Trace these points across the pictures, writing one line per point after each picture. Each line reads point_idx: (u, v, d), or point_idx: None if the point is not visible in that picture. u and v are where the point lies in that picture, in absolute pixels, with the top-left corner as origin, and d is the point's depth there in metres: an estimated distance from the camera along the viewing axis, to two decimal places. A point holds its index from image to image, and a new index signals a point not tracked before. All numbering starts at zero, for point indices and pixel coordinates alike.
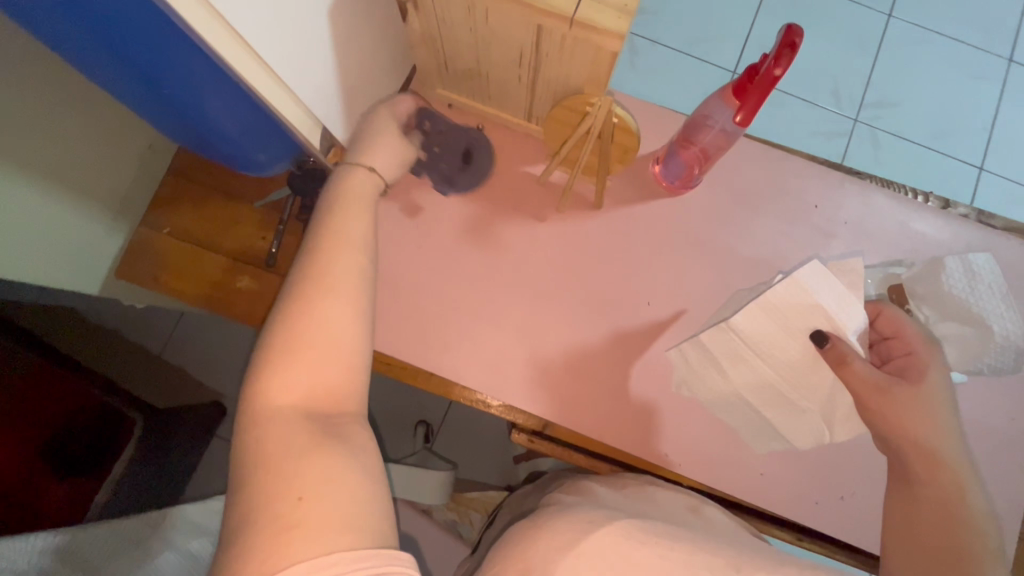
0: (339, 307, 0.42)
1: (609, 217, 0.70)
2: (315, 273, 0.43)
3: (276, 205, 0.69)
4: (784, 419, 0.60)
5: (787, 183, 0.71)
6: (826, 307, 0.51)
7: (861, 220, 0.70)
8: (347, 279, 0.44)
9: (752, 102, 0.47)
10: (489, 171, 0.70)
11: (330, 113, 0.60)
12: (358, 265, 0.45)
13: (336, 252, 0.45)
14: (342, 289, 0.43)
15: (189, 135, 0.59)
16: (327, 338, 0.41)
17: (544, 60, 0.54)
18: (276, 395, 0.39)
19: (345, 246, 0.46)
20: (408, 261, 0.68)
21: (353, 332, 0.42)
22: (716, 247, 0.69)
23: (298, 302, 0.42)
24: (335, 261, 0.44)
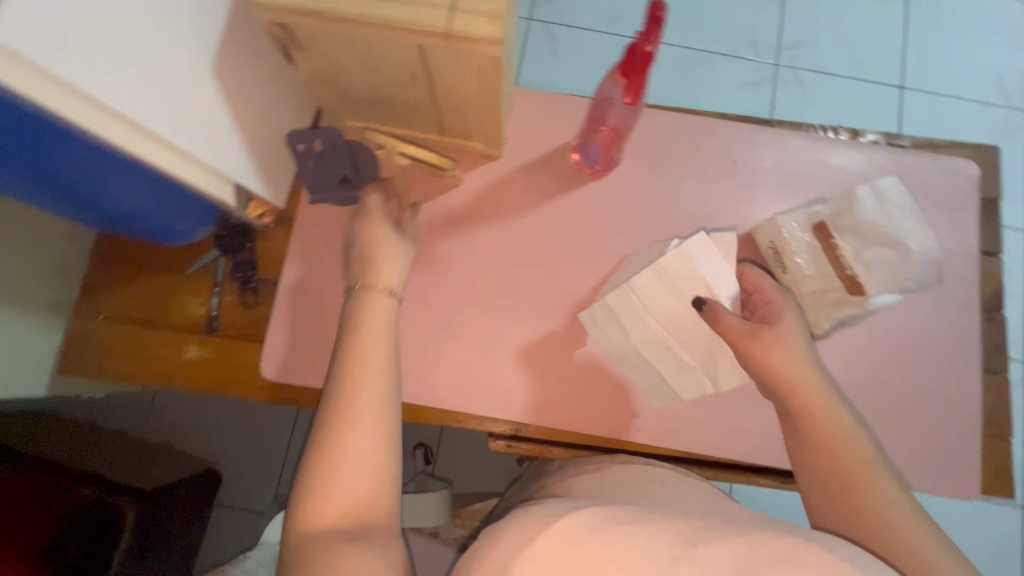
0: (367, 396, 0.47)
1: (541, 210, 0.70)
2: (355, 366, 0.48)
3: (210, 267, 0.68)
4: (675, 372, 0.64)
5: (706, 146, 0.72)
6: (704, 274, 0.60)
7: (781, 167, 0.72)
8: (378, 334, 0.51)
9: (637, 80, 0.48)
10: (416, 189, 0.70)
11: (243, 172, 0.60)
12: (382, 350, 0.50)
13: (367, 344, 0.50)
14: (368, 355, 0.49)
15: (99, 218, 0.57)
16: (366, 432, 0.46)
17: (435, 75, 0.55)
18: (314, 525, 0.43)
19: (375, 344, 0.51)
20: None
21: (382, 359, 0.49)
22: (651, 221, 0.70)
23: (331, 399, 0.47)
24: (365, 347, 0.50)
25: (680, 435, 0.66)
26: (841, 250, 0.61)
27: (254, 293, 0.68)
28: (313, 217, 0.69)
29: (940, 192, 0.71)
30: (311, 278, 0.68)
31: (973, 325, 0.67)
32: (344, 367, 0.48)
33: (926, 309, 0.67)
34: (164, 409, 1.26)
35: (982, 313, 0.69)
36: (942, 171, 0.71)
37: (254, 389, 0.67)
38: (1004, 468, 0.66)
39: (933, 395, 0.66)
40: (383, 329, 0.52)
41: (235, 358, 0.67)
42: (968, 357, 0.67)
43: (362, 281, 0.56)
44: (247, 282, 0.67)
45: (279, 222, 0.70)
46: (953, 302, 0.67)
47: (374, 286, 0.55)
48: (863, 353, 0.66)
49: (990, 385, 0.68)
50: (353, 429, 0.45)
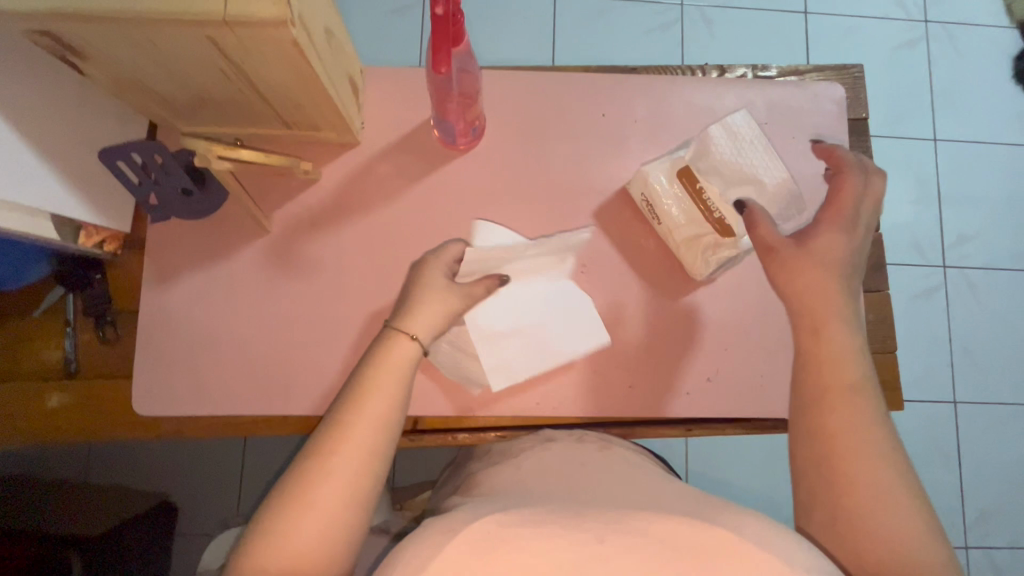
0: (348, 464, 0.43)
1: (409, 195, 0.67)
2: (354, 407, 0.46)
3: (59, 306, 0.63)
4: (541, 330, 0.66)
5: (573, 103, 0.70)
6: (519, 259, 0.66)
7: (651, 115, 0.70)
8: (388, 391, 0.48)
9: (442, 47, 0.48)
10: (272, 191, 0.66)
11: (64, 203, 0.55)
12: (388, 407, 0.47)
13: (372, 392, 0.47)
14: (358, 443, 0.44)
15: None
16: (340, 486, 0.43)
17: (244, 69, 0.50)
18: (258, 572, 0.40)
19: (386, 390, 0.48)
20: (220, 315, 0.64)
21: (383, 442, 0.46)
22: (526, 190, 0.68)
23: (322, 444, 0.44)
24: (369, 401, 0.46)
25: (581, 403, 0.66)
26: (707, 193, 0.60)
27: (113, 327, 0.63)
28: (163, 238, 0.64)
29: (808, 121, 0.71)
30: (174, 302, 0.64)
31: None
32: (340, 416, 0.45)
33: None
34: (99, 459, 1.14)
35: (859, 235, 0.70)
36: (807, 99, 0.71)
37: (130, 428, 0.63)
38: (894, 382, 0.67)
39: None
40: (400, 380, 0.49)
41: (103, 399, 0.63)
42: None
43: (386, 322, 0.52)
44: (102, 317, 0.63)
45: (129, 247, 0.65)
46: None
47: (398, 330, 0.51)
48: (742, 293, 0.67)
49: (875, 305, 0.69)
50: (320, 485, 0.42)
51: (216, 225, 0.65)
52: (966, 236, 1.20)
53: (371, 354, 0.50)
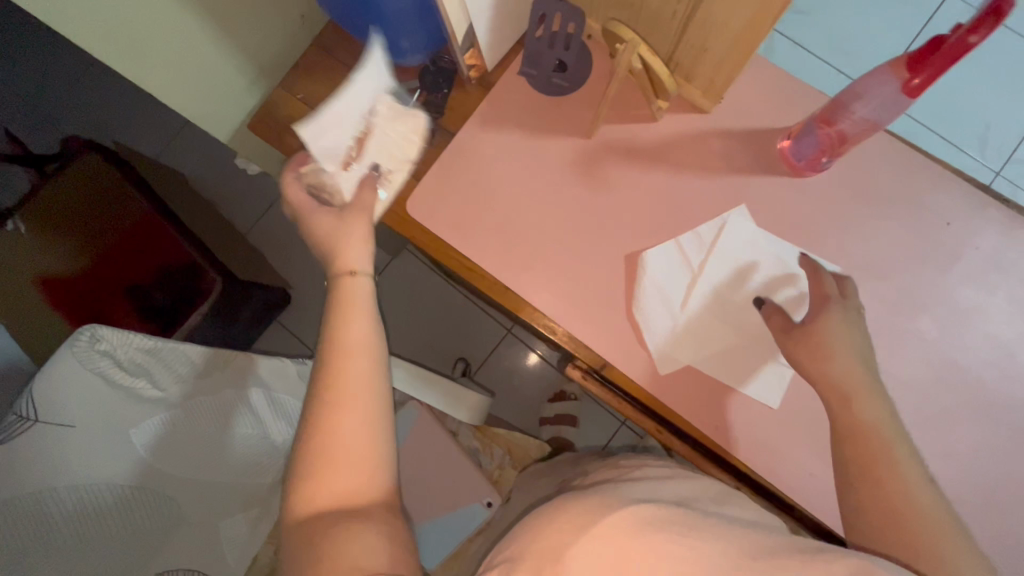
0: (357, 366, 0.52)
1: (722, 180, 0.67)
2: (336, 324, 0.53)
3: (405, 95, 0.72)
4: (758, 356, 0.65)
5: (924, 195, 0.66)
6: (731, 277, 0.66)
7: (994, 253, 0.64)
8: (359, 320, 0.54)
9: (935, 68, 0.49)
10: (613, 108, 0.69)
11: (482, 15, 0.60)
12: (367, 334, 0.54)
13: (350, 321, 0.54)
14: (353, 363, 0.52)
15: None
16: (351, 412, 0.49)
17: None
18: (304, 511, 0.46)
19: (362, 318, 0.54)
20: (510, 177, 0.69)
21: (366, 359, 0.52)
22: (827, 242, 0.66)
23: (323, 372, 0.51)
24: (353, 327, 0.53)
25: (750, 454, 0.64)
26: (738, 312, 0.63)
27: (430, 134, 0.71)
28: (510, 92, 0.70)
29: None
30: (485, 145, 0.70)
31: None
32: (329, 346, 0.52)
33: None
34: (276, 212, 1.37)
35: None
36: None
37: (391, 217, 0.71)
38: None
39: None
40: (364, 315, 0.55)
41: None
42: None
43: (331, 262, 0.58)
44: (429, 122, 0.71)
45: (479, 82, 0.72)
46: None
47: (340, 269, 0.57)
48: (969, 469, 0.62)
49: None
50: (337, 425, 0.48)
51: (555, 106, 0.69)
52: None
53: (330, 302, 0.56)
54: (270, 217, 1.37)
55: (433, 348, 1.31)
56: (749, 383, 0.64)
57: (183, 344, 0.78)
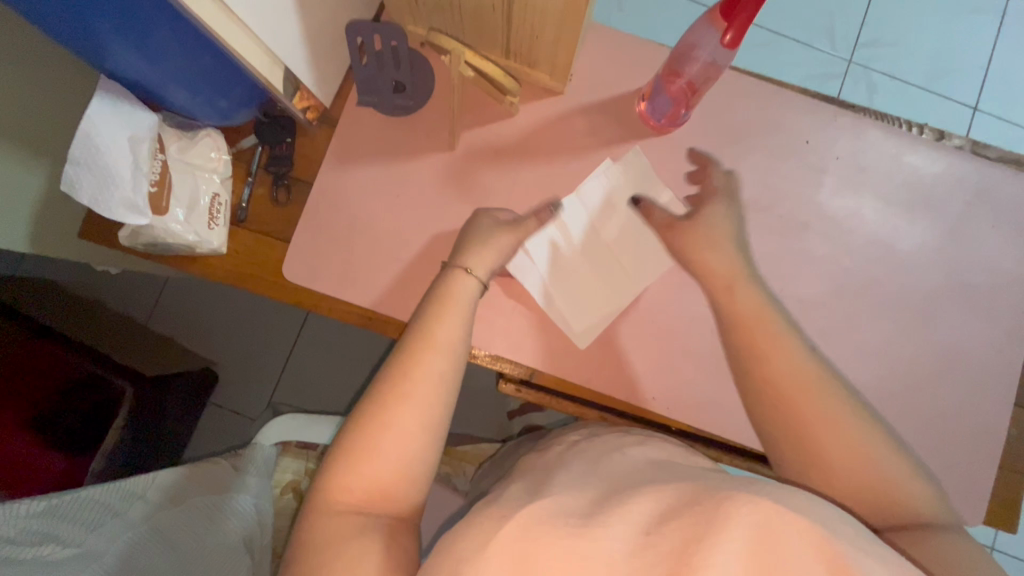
0: (422, 390, 0.47)
1: (593, 155, 0.67)
2: (421, 339, 0.49)
3: (245, 155, 0.65)
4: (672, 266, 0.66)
5: (780, 119, 0.68)
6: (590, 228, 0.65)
7: (854, 157, 0.68)
8: (451, 324, 0.51)
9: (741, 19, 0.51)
10: (467, 112, 0.66)
11: (294, 55, 0.56)
12: (455, 335, 0.51)
13: (444, 320, 0.51)
14: (430, 363, 0.48)
15: (116, 76, 0.52)
16: (415, 410, 0.46)
17: None
18: (341, 496, 0.45)
19: (449, 331, 0.51)
20: (383, 211, 0.65)
21: (445, 357, 0.49)
22: (706, 188, 0.67)
23: (399, 369, 0.48)
24: (441, 328, 0.50)
25: (692, 411, 0.65)
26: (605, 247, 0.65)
27: (285, 190, 0.65)
28: (357, 125, 0.65)
29: (1011, 213, 0.67)
30: (348, 185, 0.65)
31: (1015, 357, 0.65)
32: (409, 344, 0.49)
33: (966, 326, 0.66)
34: (172, 294, 1.28)
35: None
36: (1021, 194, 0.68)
37: (273, 288, 0.65)
38: (1012, 504, 0.64)
39: (957, 417, 0.65)
40: (457, 317, 0.52)
41: (257, 254, 0.65)
42: (1000, 385, 0.65)
43: (449, 261, 0.56)
44: (280, 178, 0.65)
45: (320, 121, 0.66)
46: (1000, 328, 0.66)
47: (456, 265, 0.55)
48: (885, 361, 0.65)
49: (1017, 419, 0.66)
50: (414, 393, 0.46)
51: (407, 126, 0.66)
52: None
53: (430, 301, 0.53)
54: (168, 301, 1.28)
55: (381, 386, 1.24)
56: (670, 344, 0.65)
57: (81, 490, 0.69)
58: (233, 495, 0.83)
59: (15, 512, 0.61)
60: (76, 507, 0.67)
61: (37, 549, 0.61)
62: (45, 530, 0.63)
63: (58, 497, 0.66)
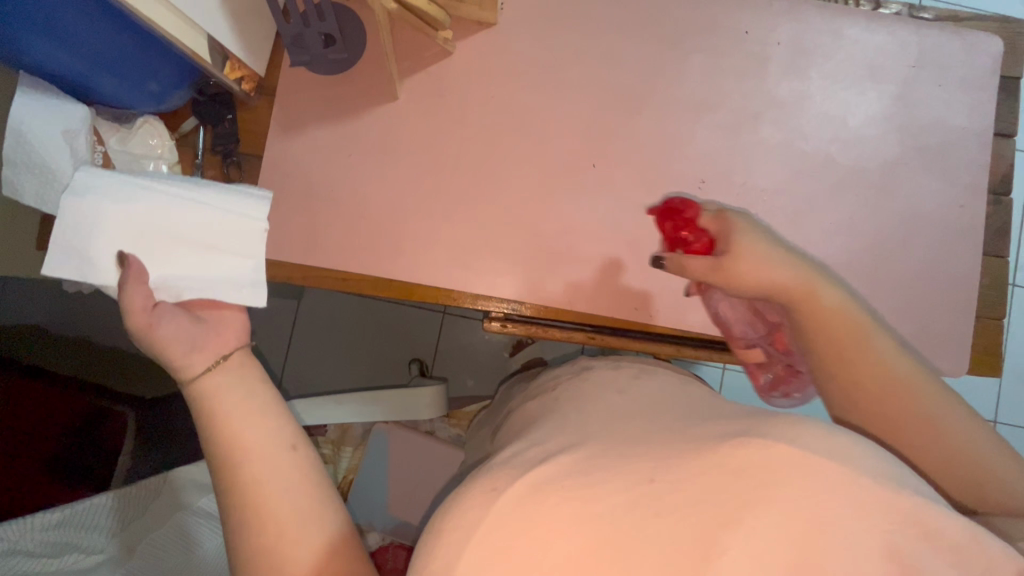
0: (278, 470, 0.44)
1: (538, 82, 0.67)
2: (231, 432, 0.44)
3: (190, 138, 0.64)
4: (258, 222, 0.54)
5: (717, 15, 0.68)
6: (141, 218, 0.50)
7: (795, 40, 0.68)
8: (247, 401, 0.46)
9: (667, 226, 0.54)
10: (404, 58, 0.66)
11: (216, 22, 0.54)
12: (256, 400, 0.46)
13: (231, 404, 0.45)
14: (256, 448, 0.44)
15: (30, 69, 0.50)
16: (281, 494, 0.43)
17: None
18: None
19: (248, 405, 0.46)
20: (338, 172, 0.65)
21: (272, 426, 0.46)
22: (654, 94, 0.67)
23: (226, 470, 0.43)
24: (237, 404, 0.45)
25: (674, 315, 0.66)
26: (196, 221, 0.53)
27: (237, 166, 0.65)
28: (298, 90, 0.65)
29: (955, 69, 0.68)
30: (299, 152, 0.65)
31: (978, 208, 0.67)
32: (220, 446, 0.44)
33: (925, 187, 0.67)
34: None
35: (989, 194, 0.68)
36: (963, 49, 0.68)
37: None
38: (993, 349, 0.67)
39: (931, 276, 0.66)
40: (245, 386, 0.46)
41: None
42: (967, 239, 0.67)
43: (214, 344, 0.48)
44: (229, 155, 0.64)
45: (259, 92, 0.65)
46: (959, 183, 0.67)
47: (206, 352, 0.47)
48: (851, 233, 0.67)
49: (987, 269, 0.67)
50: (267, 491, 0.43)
51: (347, 82, 0.65)
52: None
53: (198, 408, 0.45)
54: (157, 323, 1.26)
55: (380, 366, 1.22)
56: (642, 252, 0.66)
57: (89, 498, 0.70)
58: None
59: (29, 527, 0.65)
60: (87, 514, 0.69)
61: (57, 559, 0.65)
62: (64, 540, 0.67)
63: (66, 509, 0.67)
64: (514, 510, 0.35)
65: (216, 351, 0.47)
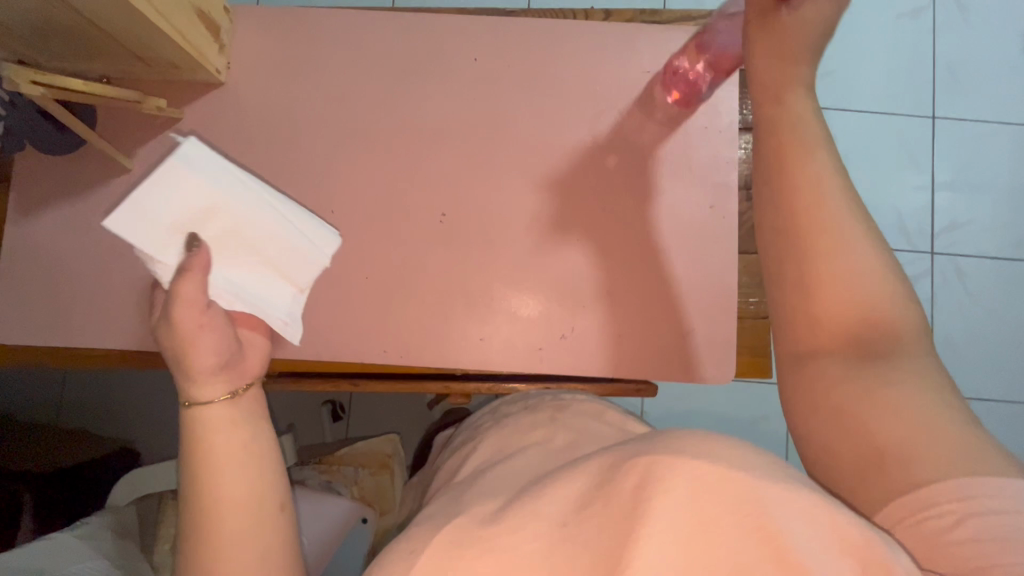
0: (237, 543, 0.37)
1: (269, 135, 0.67)
2: (202, 507, 0.38)
3: None
4: (305, 262, 0.49)
5: (445, 45, 0.67)
6: (233, 217, 0.45)
7: (528, 61, 0.67)
8: (238, 443, 0.39)
9: None
10: (131, 128, 0.66)
11: None
12: (240, 448, 0.39)
13: (201, 464, 0.38)
14: (234, 516, 0.38)
15: None
16: (245, 543, 0.38)
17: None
18: None
19: (227, 467, 0.38)
20: (80, 252, 0.66)
21: (260, 475, 0.39)
22: (390, 133, 0.67)
23: (193, 535, 0.38)
24: (219, 470, 0.38)
25: (430, 352, 0.66)
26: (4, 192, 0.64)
27: None
28: (29, 177, 0.66)
29: None
30: (36, 234, 0.66)
31: (726, 206, 0.66)
32: (190, 518, 0.38)
33: (672, 193, 0.67)
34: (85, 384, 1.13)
35: (741, 188, 0.67)
36: None
37: None
38: (758, 348, 0.66)
39: (681, 282, 0.66)
40: (237, 454, 0.39)
41: None
42: (718, 240, 0.66)
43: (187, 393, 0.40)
44: None
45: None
46: (708, 184, 0.66)
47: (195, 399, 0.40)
48: (602, 248, 0.66)
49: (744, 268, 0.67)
50: (225, 557, 0.37)
51: (79, 161, 0.66)
52: (958, 222, 1.24)
53: (189, 448, 0.39)
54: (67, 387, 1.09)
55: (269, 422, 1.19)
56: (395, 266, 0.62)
57: None
58: (85, 559, 0.79)
59: None
60: None
61: None
62: None
63: None
64: (436, 561, 0.35)
65: (238, 378, 0.42)
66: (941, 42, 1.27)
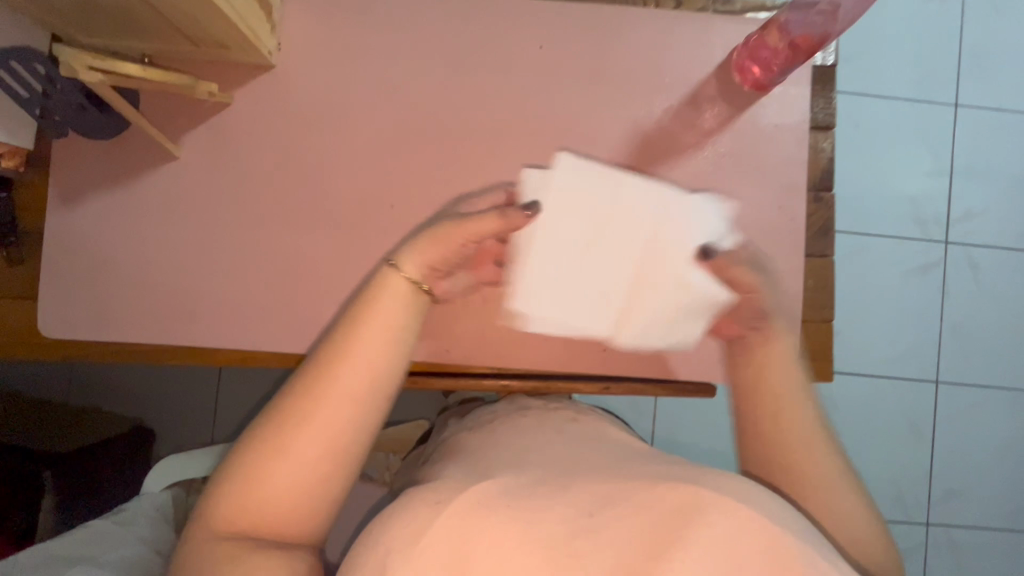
0: (338, 412, 0.44)
1: (324, 123, 0.64)
2: (332, 377, 0.45)
3: None
4: (693, 297, 0.61)
5: (509, 30, 0.64)
6: (631, 214, 0.62)
7: (595, 50, 0.64)
8: (386, 336, 0.46)
9: None
10: (179, 114, 0.62)
11: None
12: (384, 349, 0.46)
13: (364, 340, 0.45)
14: (349, 388, 0.44)
15: None
16: (342, 416, 0.44)
17: None
18: (223, 526, 0.43)
19: (375, 342, 0.46)
20: (127, 243, 0.63)
21: (385, 367, 0.46)
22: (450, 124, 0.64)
23: (313, 382, 0.44)
24: (365, 343, 0.45)
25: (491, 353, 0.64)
26: None
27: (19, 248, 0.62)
28: (73, 163, 0.62)
29: None
30: (81, 225, 0.62)
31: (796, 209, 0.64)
32: (322, 366, 0.45)
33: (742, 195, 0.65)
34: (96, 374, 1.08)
35: (812, 190, 0.65)
36: None
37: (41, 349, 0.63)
38: (822, 353, 0.65)
39: None
40: (386, 331, 0.46)
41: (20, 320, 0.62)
42: (787, 244, 0.65)
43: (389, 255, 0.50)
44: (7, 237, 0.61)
45: (33, 167, 0.63)
46: (778, 185, 0.65)
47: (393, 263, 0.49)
48: None
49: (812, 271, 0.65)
50: (317, 432, 0.43)
51: (124, 147, 0.62)
52: (971, 211, 1.21)
53: (363, 298, 0.48)
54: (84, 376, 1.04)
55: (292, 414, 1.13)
56: None
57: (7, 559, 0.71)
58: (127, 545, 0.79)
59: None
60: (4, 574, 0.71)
61: None
62: None
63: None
64: (465, 507, 0.39)
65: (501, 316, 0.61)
66: (968, 22, 1.21)
